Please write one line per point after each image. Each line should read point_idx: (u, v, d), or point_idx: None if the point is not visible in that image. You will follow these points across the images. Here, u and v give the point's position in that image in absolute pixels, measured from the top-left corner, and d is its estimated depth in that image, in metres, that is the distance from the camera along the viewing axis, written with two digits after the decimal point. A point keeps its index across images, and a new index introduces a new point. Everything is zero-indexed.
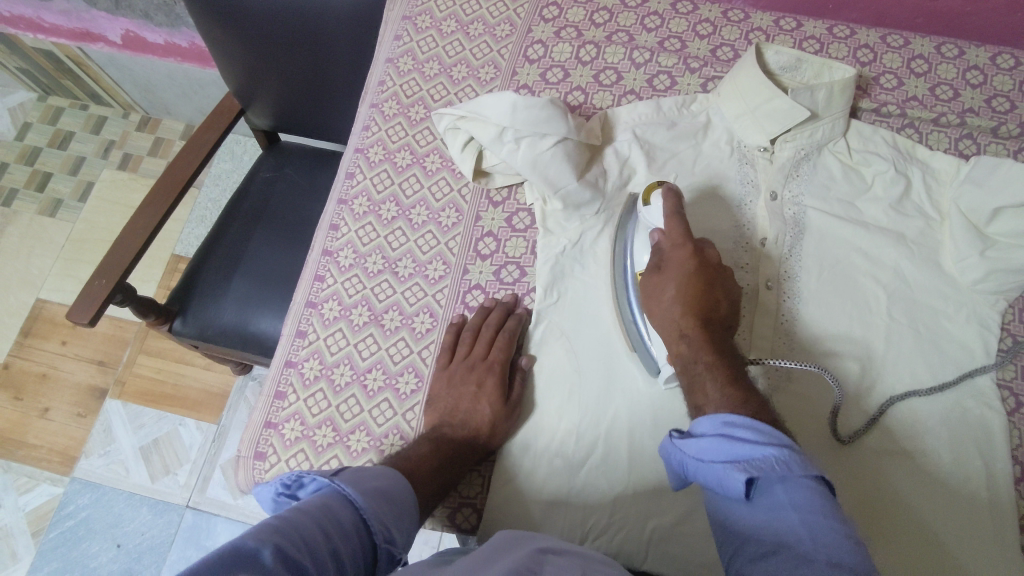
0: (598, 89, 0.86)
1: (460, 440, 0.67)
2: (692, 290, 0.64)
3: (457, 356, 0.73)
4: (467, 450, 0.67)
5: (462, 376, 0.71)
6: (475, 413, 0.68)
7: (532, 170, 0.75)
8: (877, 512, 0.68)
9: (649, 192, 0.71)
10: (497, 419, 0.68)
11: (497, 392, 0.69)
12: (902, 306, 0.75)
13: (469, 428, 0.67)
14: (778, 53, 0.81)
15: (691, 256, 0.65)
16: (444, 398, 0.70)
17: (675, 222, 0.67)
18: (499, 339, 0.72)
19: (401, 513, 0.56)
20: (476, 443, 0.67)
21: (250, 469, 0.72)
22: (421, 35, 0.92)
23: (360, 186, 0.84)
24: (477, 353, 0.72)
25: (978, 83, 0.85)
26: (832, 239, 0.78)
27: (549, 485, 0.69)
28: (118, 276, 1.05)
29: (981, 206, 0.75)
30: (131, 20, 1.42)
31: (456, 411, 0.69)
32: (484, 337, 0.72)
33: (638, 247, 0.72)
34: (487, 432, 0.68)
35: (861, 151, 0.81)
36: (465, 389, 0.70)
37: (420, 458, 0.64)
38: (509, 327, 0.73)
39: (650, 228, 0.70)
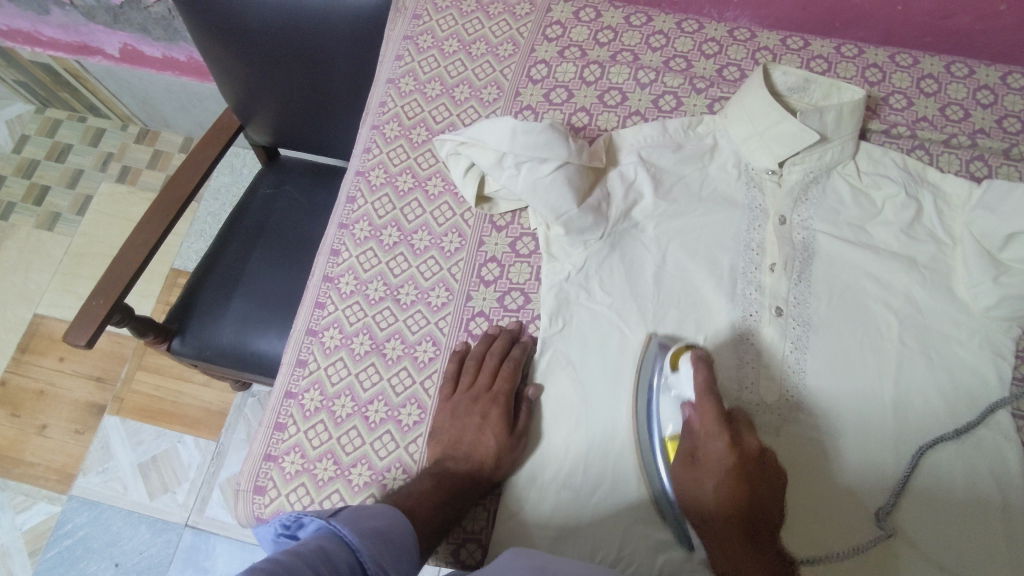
0: (603, 110, 0.85)
1: (464, 474, 0.65)
2: (720, 428, 0.61)
3: (461, 387, 0.71)
4: (472, 485, 0.65)
5: (466, 407, 0.69)
6: (479, 446, 0.66)
7: (533, 195, 0.73)
8: (892, 556, 0.66)
9: (677, 355, 0.68)
10: (501, 452, 0.67)
11: (501, 424, 0.68)
12: (915, 334, 0.74)
13: (473, 461, 0.66)
14: (786, 74, 0.80)
15: (728, 445, 0.60)
16: (447, 430, 0.69)
17: (708, 401, 0.61)
18: (503, 369, 0.71)
19: (400, 554, 0.54)
20: (481, 477, 0.65)
21: (249, 503, 0.70)
22: (423, 55, 0.90)
23: (360, 210, 0.82)
24: (481, 383, 0.70)
25: (988, 104, 0.84)
26: (842, 264, 0.77)
27: (557, 517, 0.67)
28: (115, 296, 1.04)
29: (993, 231, 0.73)
30: (129, 34, 1.41)
31: (459, 443, 0.67)
32: (488, 367, 0.71)
33: (664, 410, 0.66)
34: (491, 466, 0.66)
35: (871, 174, 0.79)
36: (468, 421, 0.68)
37: (423, 495, 0.63)
38: (514, 356, 0.72)
39: (680, 400, 0.65)
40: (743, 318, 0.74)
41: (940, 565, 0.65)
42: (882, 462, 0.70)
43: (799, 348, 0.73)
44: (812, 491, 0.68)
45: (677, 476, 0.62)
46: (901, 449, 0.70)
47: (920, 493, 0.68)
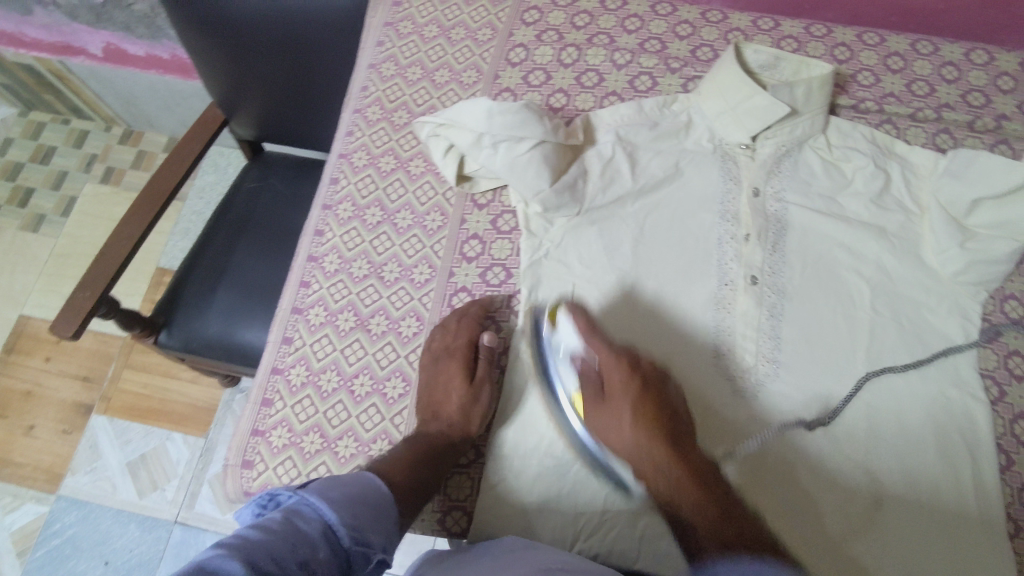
0: (580, 91, 0.87)
1: (439, 431, 0.68)
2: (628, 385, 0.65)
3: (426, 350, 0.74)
4: (449, 444, 0.67)
5: (433, 368, 0.72)
6: (446, 403, 0.69)
7: (511, 174, 0.75)
8: (877, 516, 0.68)
9: (552, 312, 0.72)
10: (466, 404, 0.69)
11: (462, 374, 0.70)
12: (885, 300, 0.76)
13: (442, 418, 0.68)
14: (757, 52, 0.82)
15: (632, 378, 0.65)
16: (422, 395, 0.71)
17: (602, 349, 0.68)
18: (459, 327, 0.73)
19: (377, 515, 0.56)
20: (456, 433, 0.68)
21: (237, 477, 0.71)
22: (403, 40, 0.92)
23: (344, 191, 0.84)
24: (439, 344, 0.73)
25: (953, 79, 0.86)
26: (816, 235, 0.79)
27: (544, 484, 0.68)
28: (101, 288, 1.04)
29: (959, 199, 0.76)
30: (112, 33, 1.42)
31: (431, 402, 0.70)
32: (445, 329, 0.73)
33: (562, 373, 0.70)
34: (460, 419, 0.68)
35: (841, 147, 0.82)
36: (434, 380, 0.71)
37: (401, 453, 0.64)
38: (468, 316, 0.74)
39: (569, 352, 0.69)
40: (720, 287, 0.76)
41: (918, 541, 0.67)
42: (856, 422, 0.72)
43: (775, 317, 0.75)
44: (794, 453, 0.70)
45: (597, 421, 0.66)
46: (876, 414, 0.72)
47: (897, 451, 0.70)
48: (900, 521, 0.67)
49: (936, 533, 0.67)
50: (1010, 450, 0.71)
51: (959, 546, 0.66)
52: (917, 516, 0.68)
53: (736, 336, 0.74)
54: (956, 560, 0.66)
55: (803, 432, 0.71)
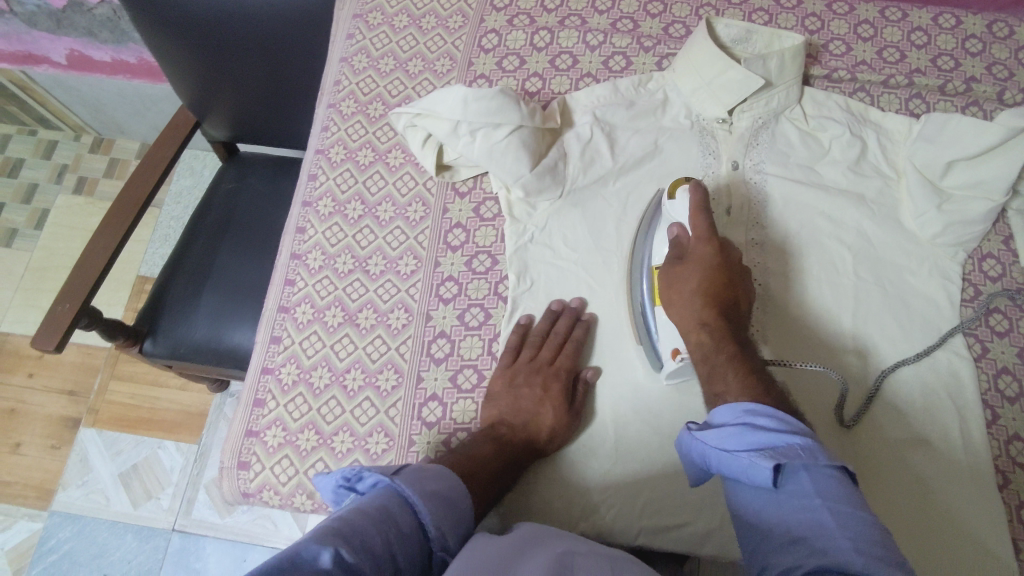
0: (555, 74, 0.86)
1: (518, 444, 0.65)
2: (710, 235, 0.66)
3: (521, 358, 0.71)
4: (521, 459, 0.65)
5: (527, 377, 0.69)
6: (538, 419, 0.67)
7: (490, 162, 0.75)
8: (870, 480, 0.69)
9: (673, 187, 0.72)
10: (557, 427, 0.67)
11: (562, 399, 0.68)
12: (867, 264, 0.77)
13: (530, 434, 0.66)
14: (728, 26, 0.83)
15: (713, 252, 0.65)
16: (502, 399, 0.69)
17: (701, 218, 0.67)
18: (568, 345, 0.71)
19: (457, 517, 0.53)
20: (535, 449, 0.66)
21: (234, 479, 0.71)
22: (374, 32, 0.91)
23: (323, 187, 0.83)
24: (545, 356, 0.71)
25: (923, 44, 0.87)
26: (796, 204, 0.80)
27: (548, 465, 0.70)
28: (82, 298, 1.03)
29: (934, 161, 0.77)
30: (75, 39, 1.39)
31: (518, 413, 0.67)
32: (551, 342, 0.71)
33: (658, 242, 0.72)
34: (546, 437, 0.67)
35: (817, 117, 0.82)
36: (526, 392, 0.68)
37: (485, 460, 0.63)
38: (578, 335, 0.72)
39: (671, 222, 0.71)
40: None
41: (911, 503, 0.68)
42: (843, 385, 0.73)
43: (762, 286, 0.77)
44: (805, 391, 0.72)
45: (666, 274, 0.68)
46: (863, 377, 0.73)
47: (887, 414, 0.72)
48: (891, 482, 0.69)
49: (926, 490, 0.68)
50: (995, 405, 0.73)
51: (950, 505, 0.68)
52: (907, 479, 0.69)
53: None
54: (948, 519, 0.67)
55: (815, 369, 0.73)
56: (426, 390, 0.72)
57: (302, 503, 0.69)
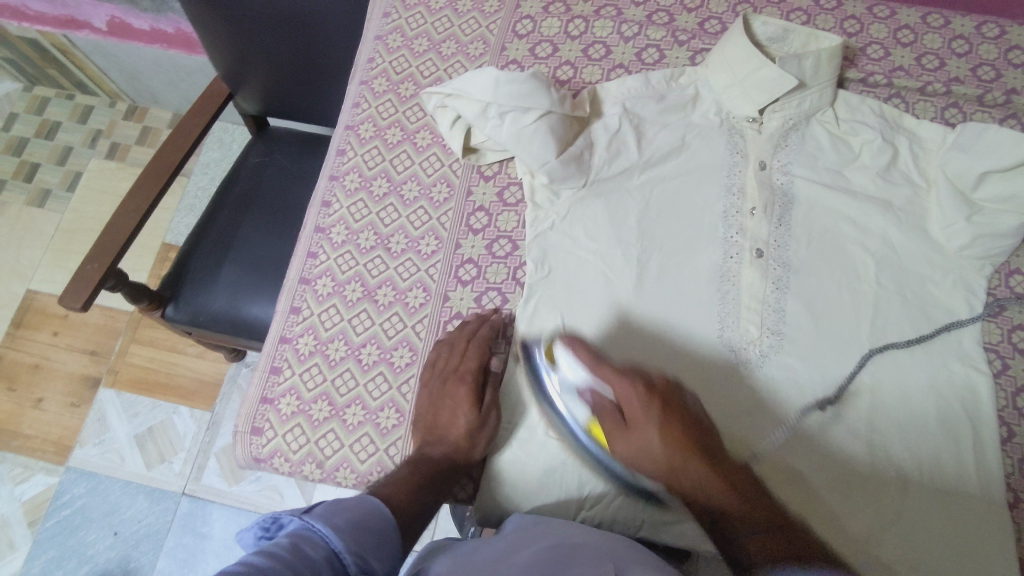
0: (587, 63, 0.86)
1: (442, 456, 0.66)
2: (631, 385, 0.64)
3: (433, 370, 0.71)
4: (452, 465, 0.66)
5: (438, 389, 0.70)
6: (454, 425, 0.67)
7: (517, 145, 0.75)
8: (874, 486, 0.70)
9: (551, 347, 0.70)
10: (475, 426, 0.67)
11: (471, 399, 0.68)
12: (891, 273, 0.76)
13: (448, 443, 0.66)
14: (766, 24, 0.82)
15: (637, 392, 0.64)
16: (423, 414, 0.69)
17: (606, 369, 0.66)
18: (469, 348, 0.71)
19: (380, 540, 0.53)
20: (464, 455, 0.66)
21: (247, 444, 0.72)
22: (410, 11, 0.90)
23: (351, 162, 0.83)
24: (449, 364, 0.70)
25: (963, 53, 0.86)
26: (821, 209, 0.79)
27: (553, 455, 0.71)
28: (109, 260, 1.05)
29: (966, 171, 0.75)
30: (117, 6, 1.41)
31: (434, 427, 0.68)
32: (456, 350, 0.71)
33: (552, 380, 0.70)
34: (469, 441, 0.67)
35: (849, 121, 0.81)
36: (441, 402, 0.68)
37: (398, 479, 0.62)
38: (480, 336, 0.72)
39: (567, 385, 0.68)
40: (724, 261, 0.77)
41: (913, 514, 0.68)
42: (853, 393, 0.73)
43: (780, 289, 0.76)
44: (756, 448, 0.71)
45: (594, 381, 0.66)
46: (878, 385, 0.73)
47: (897, 428, 0.71)
48: (895, 493, 0.69)
49: (932, 503, 0.69)
50: (1010, 422, 0.72)
51: (953, 520, 0.68)
52: (913, 492, 0.69)
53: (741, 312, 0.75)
54: (950, 534, 0.67)
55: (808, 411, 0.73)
56: None
57: (311, 472, 0.70)
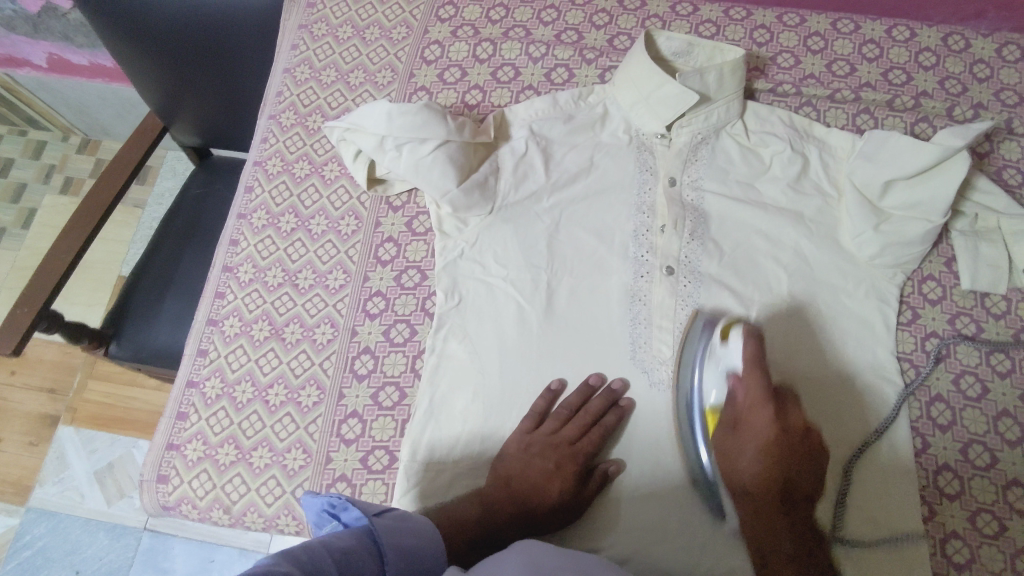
0: (496, 87, 0.85)
1: (509, 510, 0.65)
2: (767, 400, 0.64)
3: (543, 428, 0.70)
4: (517, 523, 0.64)
5: (542, 450, 0.68)
6: (541, 495, 0.65)
7: (416, 176, 0.74)
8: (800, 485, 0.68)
9: (726, 327, 0.70)
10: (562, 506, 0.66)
11: (573, 485, 0.67)
12: (803, 285, 0.75)
13: (529, 502, 0.65)
14: (670, 39, 0.81)
15: (771, 423, 0.64)
16: (515, 465, 0.67)
17: (758, 380, 0.65)
18: (593, 430, 0.69)
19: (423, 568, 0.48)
20: (532, 521, 0.65)
21: (154, 492, 0.71)
22: (317, 42, 0.89)
23: (258, 199, 0.82)
24: (567, 434, 0.69)
25: (874, 57, 0.85)
26: (732, 221, 0.78)
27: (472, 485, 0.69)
28: (39, 303, 1.03)
29: (873, 180, 0.74)
30: (54, 42, 1.41)
31: (522, 482, 0.66)
32: (579, 419, 0.70)
33: (709, 379, 0.69)
34: (546, 513, 0.65)
35: (758, 132, 0.81)
36: (537, 463, 0.67)
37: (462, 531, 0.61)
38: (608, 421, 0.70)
39: (725, 368, 0.68)
40: (635, 280, 0.76)
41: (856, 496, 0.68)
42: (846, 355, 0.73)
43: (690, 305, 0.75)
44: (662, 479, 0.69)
45: (720, 440, 0.66)
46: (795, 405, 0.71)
47: (833, 414, 0.70)
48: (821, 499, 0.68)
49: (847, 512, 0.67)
50: (923, 432, 0.71)
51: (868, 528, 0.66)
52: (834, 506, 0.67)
53: (654, 329, 0.74)
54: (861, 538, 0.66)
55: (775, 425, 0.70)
56: (347, 407, 0.72)
57: (219, 517, 0.70)
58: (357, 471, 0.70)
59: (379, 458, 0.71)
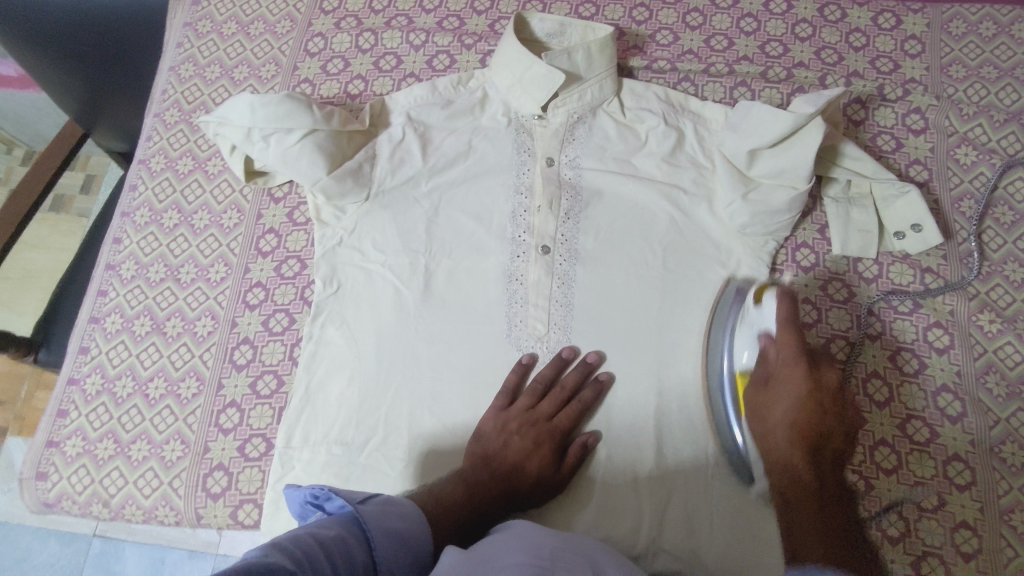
0: (378, 75, 0.86)
1: (496, 489, 0.63)
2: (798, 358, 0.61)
3: (516, 406, 0.69)
4: (503, 501, 0.63)
5: (521, 426, 0.68)
6: (523, 470, 0.65)
7: (285, 165, 0.75)
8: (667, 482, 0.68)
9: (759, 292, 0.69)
10: (541, 479, 0.66)
11: (551, 458, 0.67)
12: (677, 257, 0.75)
13: (509, 475, 0.64)
14: (542, 21, 0.82)
15: (804, 381, 0.60)
16: (491, 441, 0.67)
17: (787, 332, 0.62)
18: (571, 405, 0.69)
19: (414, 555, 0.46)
20: (514, 496, 0.64)
21: (33, 490, 0.72)
22: (202, 40, 0.90)
23: (141, 197, 0.83)
24: (544, 410, 0.69)
25: (751, 31, 0.86)
26: (613, 196, 0.78)
27: (352, 472, 0.69)
28: None
29: (739, 150, 0.75)
30: None
31: (503, 460, 0.65)
32: (554, 396, 0.70)
33: (738, 343, 0.69)
34: (527, 488, 0.65)
35: (634, 109, 0.81)
36: (517, 440, 0.66)
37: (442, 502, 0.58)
38: (584, 397, 0.70)
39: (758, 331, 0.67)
40: (511, 260, 0.76)
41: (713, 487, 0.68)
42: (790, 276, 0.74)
43: (566, 283, 0.74)
44: None
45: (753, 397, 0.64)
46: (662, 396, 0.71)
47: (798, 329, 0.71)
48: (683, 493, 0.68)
49: (700, 502, 0.68)
50: None
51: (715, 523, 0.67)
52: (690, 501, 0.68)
53: (529, 307, 0.74)
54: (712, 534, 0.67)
55: (640, 414, 0.71)
56: (225, 396, 0.73)
57: (99, 511, 0.71)
58: (234, 459, 0.71)
59: (256, 445, 0.71)
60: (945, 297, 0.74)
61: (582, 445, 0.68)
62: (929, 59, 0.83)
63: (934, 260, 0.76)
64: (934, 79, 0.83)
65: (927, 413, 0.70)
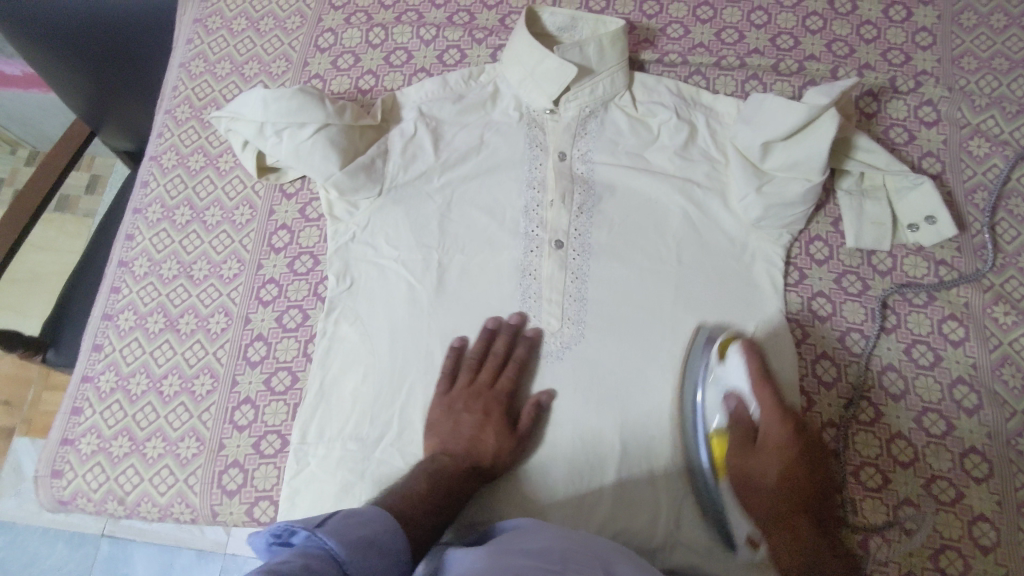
0: (389, 70, 0.85)
1: (463, 470, 0.64)
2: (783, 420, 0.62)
3: (457, 384, 0.70)
4: (471, 477, 0.64)
5: (463, 403, 0.68)
6: (482, 444, 0.66)
7: (298, 159, 0.74)
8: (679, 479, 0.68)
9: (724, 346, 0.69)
10: (502, 449, 0.67)
11: (503, 425, 0.67)
12: (692, 250, 0.75)
13: (470, 453, 0.65)
14: (553, 14, 0.82)
15: (783, 432, 0.62)
16: (441, 424, 0.67)
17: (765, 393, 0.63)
18: (509, 365, 0.70)
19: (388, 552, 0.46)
20: (481, 472, 0.65)
21: (49, 488, 0.72)
22: (212, 36, 0.90)
23: (153, 194, 0.83)
24: (483, 381, 0.70)
25: (763, 24, 0.86)
26: (627, 191, 0.78)
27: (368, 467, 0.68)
28: None
29: (752, 142, 0.75)
30: None
31: (455, 440, 0.66)
32: (488, 364, 0.71)
33: (710, 403, 0.68)
34: (490, 461, 0.66)
35: (646, 103, 0.81)
36: (466, 417, 0.67)
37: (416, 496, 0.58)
38: (520, 355, 0.71)
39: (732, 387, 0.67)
40: (525, 254, 0.75)
41: None
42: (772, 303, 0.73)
43: (580, 277, 0.74)
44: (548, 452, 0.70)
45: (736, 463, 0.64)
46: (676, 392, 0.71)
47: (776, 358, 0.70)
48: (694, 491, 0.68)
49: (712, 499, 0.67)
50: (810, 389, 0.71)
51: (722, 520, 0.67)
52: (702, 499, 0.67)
53: (542, 302, 0.74)
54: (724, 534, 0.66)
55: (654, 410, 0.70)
56: (240, 393, 0.73)
57: (115, 508, 0.71)
58: (249, 455, 0.71)
59: (272, 442, 0.71)
60: (959, 290, 0.74)
61: (535, 403, 0.69)
62: (941, 51, 0.83)
63: (948, 253, 0.75)
64: (945, 71, 0.82)
65: (944, 406, 0.70)
